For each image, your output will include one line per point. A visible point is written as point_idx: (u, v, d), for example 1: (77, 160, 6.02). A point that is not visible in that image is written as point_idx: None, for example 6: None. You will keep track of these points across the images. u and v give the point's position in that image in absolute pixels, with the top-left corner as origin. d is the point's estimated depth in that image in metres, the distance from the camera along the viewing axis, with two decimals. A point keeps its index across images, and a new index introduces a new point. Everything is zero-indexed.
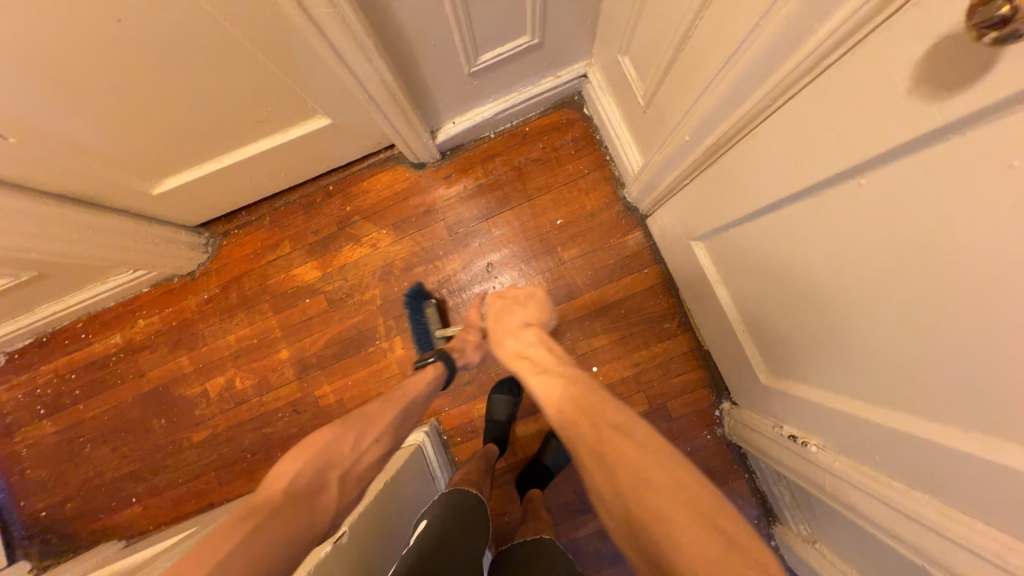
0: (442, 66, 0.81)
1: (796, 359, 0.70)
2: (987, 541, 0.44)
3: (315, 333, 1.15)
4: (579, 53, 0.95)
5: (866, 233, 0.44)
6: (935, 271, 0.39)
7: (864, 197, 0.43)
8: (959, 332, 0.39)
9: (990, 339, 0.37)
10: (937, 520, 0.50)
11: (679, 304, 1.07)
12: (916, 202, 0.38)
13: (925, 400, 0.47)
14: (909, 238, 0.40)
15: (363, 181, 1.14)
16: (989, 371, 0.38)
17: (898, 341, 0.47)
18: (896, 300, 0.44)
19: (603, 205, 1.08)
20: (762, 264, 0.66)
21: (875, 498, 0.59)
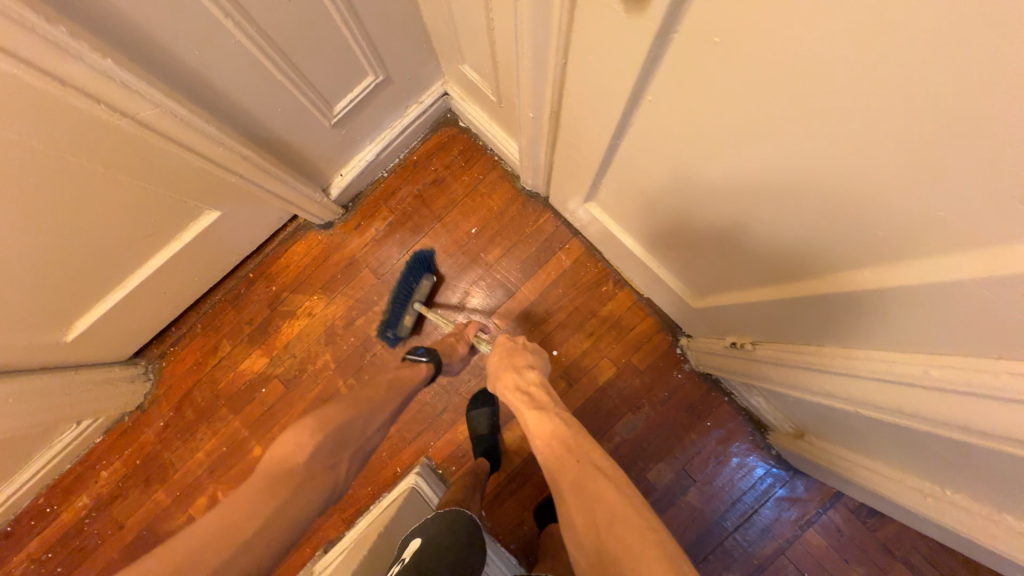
0: (302, 126, 0.85)
1: (704, 271, 0.74)
2: (896, 364, 0.49)
3: (282, 419, 1.13)
4: (429, 76, 1.00)
5: (678, 137, 0.50)
6: (730, 145, 0.45)
7: (659, 107, 0.49)
8: (773, 187, 0.45)
9: (802, 173, 0.41)
10: (856, 366, 0.54)
11: (609, 265, 1.11)
12: (688, 95, 0.44)
13: (795, 258, 0.52)
14: (702, 127, 0.46)
15: (279, 259, 1.15)
16: (807, 208, 0.43)
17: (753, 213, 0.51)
18: (728, 180, 0.49)
19: (507, 201, 1.13)
20: (639, 195, 0.70)
21: (811, 370, 0.63)
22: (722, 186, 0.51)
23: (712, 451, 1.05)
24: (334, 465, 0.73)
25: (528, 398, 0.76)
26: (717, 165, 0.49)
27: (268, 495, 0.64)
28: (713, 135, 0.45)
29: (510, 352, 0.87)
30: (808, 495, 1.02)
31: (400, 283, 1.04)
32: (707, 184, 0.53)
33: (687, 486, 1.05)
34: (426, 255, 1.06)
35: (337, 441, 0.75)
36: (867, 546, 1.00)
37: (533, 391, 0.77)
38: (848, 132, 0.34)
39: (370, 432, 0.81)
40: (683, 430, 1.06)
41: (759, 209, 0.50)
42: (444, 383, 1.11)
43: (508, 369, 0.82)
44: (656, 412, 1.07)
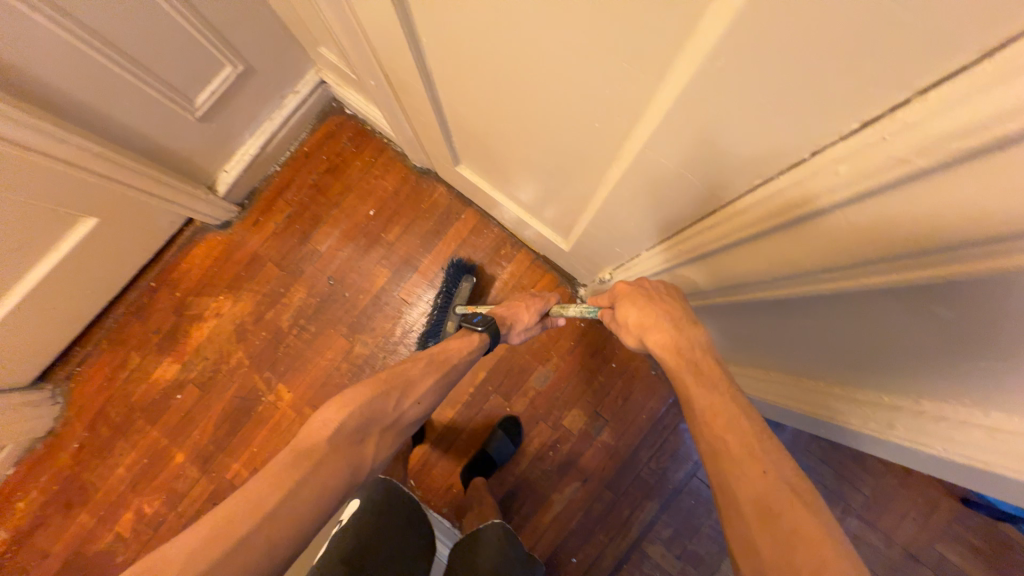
0: (163, 122, 0.86)
1: (556, 210, 0.80)
2: (673, 248, 0.59)
3: (201, 421, 1.13)
4: (298, 64, 1.02)
5: (464, 74, 0.57)
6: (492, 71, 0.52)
7: (437, 48, 0.55)
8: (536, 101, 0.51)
9: (537, 77, 0.47)
10: (660, 263, 0.64)
11: (505, 229, 1.16)
12: (445, 29, 0.50)
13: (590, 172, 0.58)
14: (470, 59, 0.53)
15: (180, 264, 1.15)
16: (563, 114, 0.50)
17: (544, 127, 0.56)
18: (515, 108, 0.56)
19: (401, 180, 1.17)
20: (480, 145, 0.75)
21: (645, 281, 0.72)
22: (513, 109, 0.57)
23: (619, 390, 1.12)
24: (362, 441, 0.63)
25: (701, 378, 0.52)
26: (501, 88, 0.54)
27: (286, 471, 0.55)
28: (476, 56, 0.51)
29: (635, 295, 0.62)
30: None
31: (442, 295, 1.08)
32: (506, 111, 0.59)
33: (602, 426, 1.11)
34: (460, 261, 1.10)
35: (373, 417, 0.66)
36: None
37: (698, 364, 0.53)
38: (536, 28, 0.41)
39: (406, 407, 0.71)
40: (592, 375, 1.12)
41: (545, 128, 0.56)
42: (361, 363, 1.14)
43: (636, 300, 0.60)
44: (566, 361, 1.12)
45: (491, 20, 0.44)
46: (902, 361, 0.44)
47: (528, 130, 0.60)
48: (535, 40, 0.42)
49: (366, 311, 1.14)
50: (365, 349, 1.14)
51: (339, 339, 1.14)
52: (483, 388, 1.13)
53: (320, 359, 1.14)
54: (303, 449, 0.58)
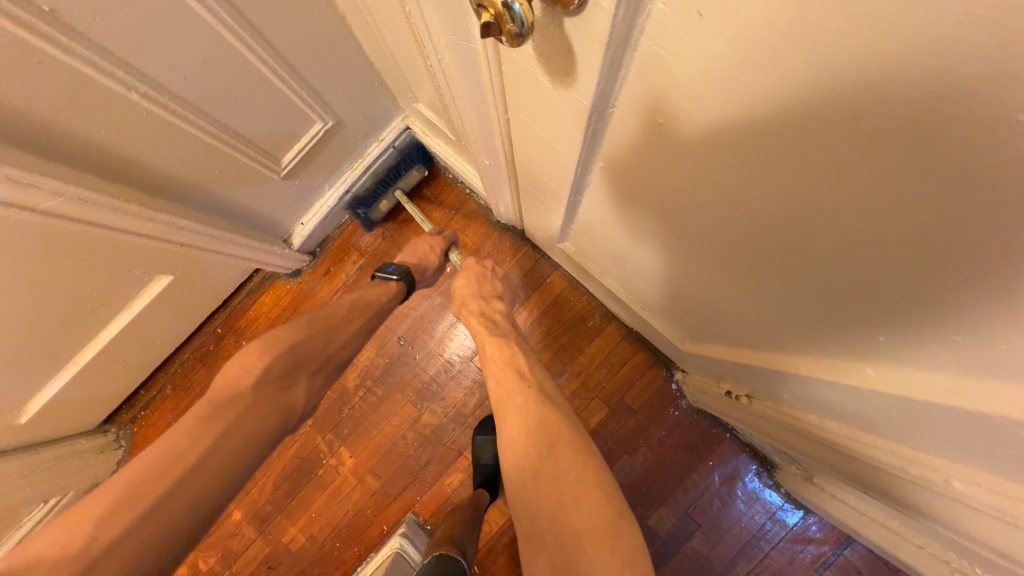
0: (247, 183, 0.78)
1: (691, 319, 0.67)
2: (901, 459, 0.43)
3: (260, 480, 1.08)
4: (387, 112, 0.93)
5: (647, 206, 0.46)
6: (701, 222, 0.41)
7: (617, 173, 0.44)
8: (761, 270, 0.40)
9: (783, 258, 0.36)
10: (857, 448, 0.49)
11: (594, 298, 1.03)
12: (643, 168, 0.40)
13: (797, 335, 0.46)
14: (668, 200, 0.42)
15: (247, 312, 1.10)
16: (801, 294, 0.38)
17: (746, 279, 0.44)
18: (714, 257, 0.45)
19: (482, 236, 1.06)
20: (611, 240, 0.63)
21: (809, 439, 0.58)
22: (706, 252, 0.45)
23: (715, 492, 0.98)
24: (290, 386, 0.62)
25: (490, 325, 0.81)
26: (703, 235, 0.43)
27: (217, 423, 0.52)
28: (686, 201, 0.39)
29: (477, 281, 0.89)
30: (822, 535, 0.95)
31: (389, 165, 1.03)
32: (691, 247, 0.47)
33: (692, 531, 0.98)
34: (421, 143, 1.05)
35: (297, 356, 0.64)
36: None
37: (497, 319, 0.81)
38: (825, 228, 0.29)
39: (333, 349, 0.70)
40: (683, 471, 0.99)
41: (747, 281, 0.44)
42: (428, 432, 1.05)
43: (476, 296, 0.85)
44: (654, 452, 1.00)
45: (737, 191, 0.33)
46: None
47: (714, 271, 0.47)
48: (811, 235, 0.31)
49: (436, 375, 1.06)
50: (433, 419, 1.05)
51: (406, 405, 1.06)
52: None
53: (385, 425, 1.06)
54: (224, 400, 0.55)
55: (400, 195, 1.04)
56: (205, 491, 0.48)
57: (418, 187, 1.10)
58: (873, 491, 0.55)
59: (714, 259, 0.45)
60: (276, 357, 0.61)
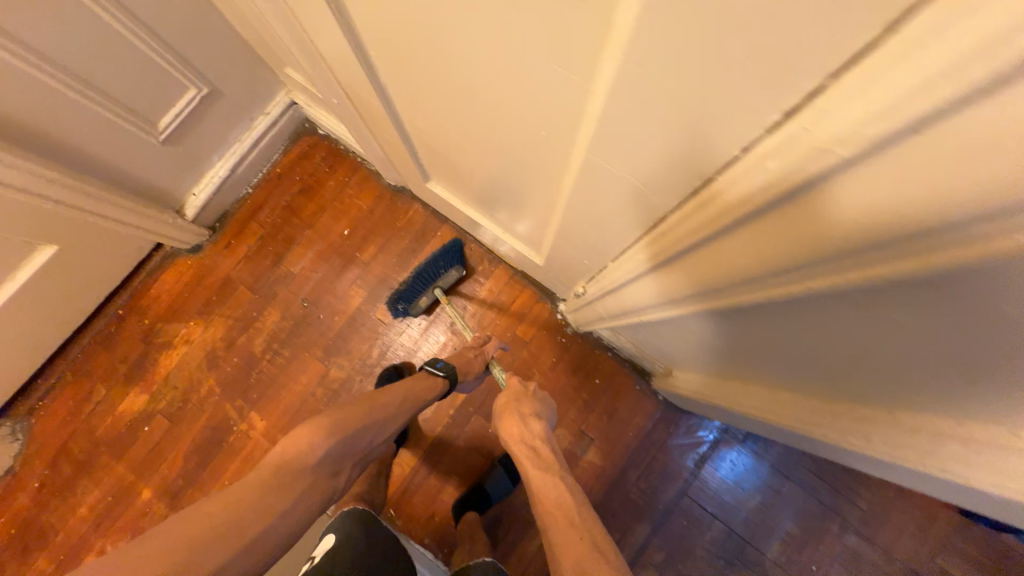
0: (124, 145, 0.84)
1: (524, 221, 0.78)
2: (634, 262, 0.56)
3: (169, 454, 1.08)
4: (267, 86, 1.01)
5: (416, 88, 0.57)
6: (438, 80, 0.52)
7: (383, 58, 0.55)
8: (488, 112, 0.51)
9: (488, 90, 0.46)
10: (622, 276, 0.62)
11: (481, 245, 1.14)
12: (384, 40, 0.51)
13: (549, 180, 0.57)
14: (414, 69, 0.53)
15: (149, 290, 1.12)
16: (514, 123, 0.50)
17: (500, 135, 0.55)
18: (471, 120, 0.56)
19: (375, 199, 1.15)
20: (441, 153, 0.74)
21: (608, 294, 0.71)
22: (470, 119, 0.55)
23: (604, 407, 1.08)
24: (337, 472, 0.67)
25: (532, 455, 0.75)
26: (452, 98, 0.54)
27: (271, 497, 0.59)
28: (427, 65, 0.50)
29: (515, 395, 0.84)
30: (699, 433, 1.07)
31: (430, 265, 1.04)
32: (463, 121, 0.57)
33: (587, 446, 1.07)
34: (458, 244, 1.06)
35: (346, 452, 0.68)
36: (758, 468, 1.05)
37: (538, 446, 0.76)
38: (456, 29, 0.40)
39: (376, 440, 0.74)
40: (574, 392, 1.08)
41: (500, 137, 0.55)
42: (336, 387, 1.10)
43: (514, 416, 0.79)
44: (547, 378, 1.09)
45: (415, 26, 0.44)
46: (879, 385, 0.42)
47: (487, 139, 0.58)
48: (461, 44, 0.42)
49: (341, 332, 1.11)
50: (341, 373, 1.10)
51: (314, 363, 1.11)
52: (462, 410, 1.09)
53: (294, 385, 1.10)
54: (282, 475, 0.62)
55: (439, 294, 1.06)
56: (258, 548, 0.56)
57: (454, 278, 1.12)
58: (659, 323, 0.68)
59: (472, 121, 0.56)
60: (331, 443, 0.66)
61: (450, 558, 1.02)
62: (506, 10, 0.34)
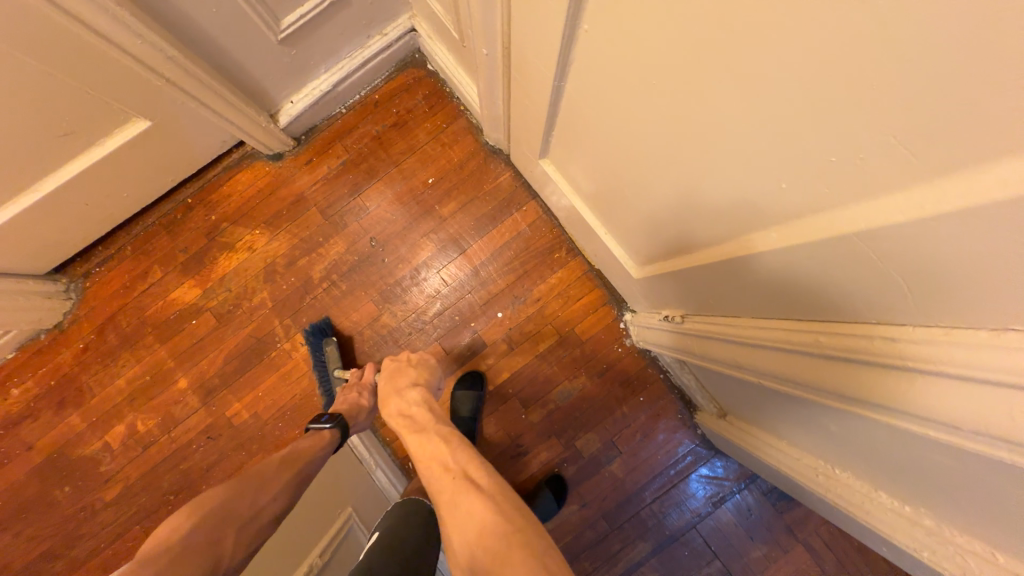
0: (245, 37, 0.78)
1: (643, 235, 0.73)
2: (766, 329, 0.53)
3: (211, 353, 1.09)
4: (395, 6, 0.93)
5: (602, 82, 0.50)
6: (639, 90, 0.45)
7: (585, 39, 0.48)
8: (683, 145, 0.45)
9: (697, 124, 0.41)
10: (741, 332, 0.58)
11: (563, 232, 1.08)
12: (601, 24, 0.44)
13: (707, 230, 0.52)
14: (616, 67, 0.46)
15: (222, 186, 1.09)
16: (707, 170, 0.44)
17: (675, 168, 0.49)
18: (649, 142, 0.50)
19: (468, 154, 1.09)
20: (582, 141, 0.68)
21: (710, 337, 0.67)
22: (641, 140, 0.52)
23: (640, 425, 1.07)
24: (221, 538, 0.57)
25: (410, 420, 0.77)
26: (643, 112, 0.47)
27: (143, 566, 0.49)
28: (624, 78, 0.46)
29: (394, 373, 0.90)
30: (725, 475, 1.07)
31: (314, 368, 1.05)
32: (629, 138, 0.54)
33: (613, 456, 1.07)
34: (321, 322, 1.06)
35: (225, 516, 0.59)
36: (773, 525, 1.05)
37: (413, 412, 0.78)
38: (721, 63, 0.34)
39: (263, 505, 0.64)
40: (615, 402, 1.07)
41: (674, 170, 0.50)
42: (383, 333, 1.09)
43: (390, 394, 0.84)
44: (593, 382, 1.08)
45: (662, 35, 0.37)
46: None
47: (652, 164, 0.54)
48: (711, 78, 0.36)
49: (402, 281, 1.09)
50: (392, 321, 1.09)
51: (368, 304, 1.09)
52: (501, 389, 1.08)
53: (344, 320, 1.09)
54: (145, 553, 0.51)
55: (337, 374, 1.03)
56: None
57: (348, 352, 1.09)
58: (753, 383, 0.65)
59: (649, 143, 0.50)
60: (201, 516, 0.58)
61: None
62: (829, 76, 0.28)
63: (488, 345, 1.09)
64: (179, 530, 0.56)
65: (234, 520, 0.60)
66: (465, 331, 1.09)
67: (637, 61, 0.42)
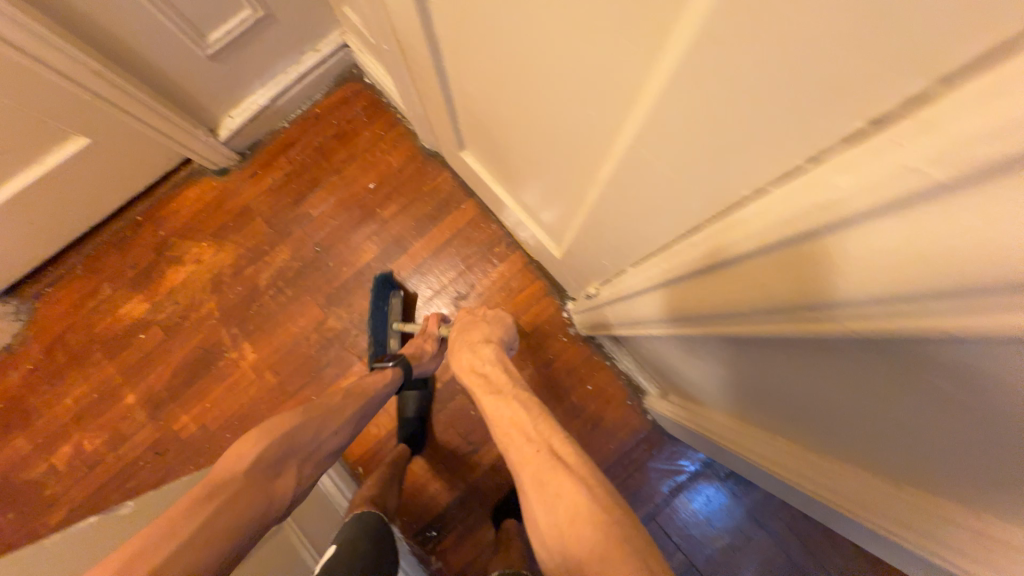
0: (171, 53, 0.84)
1: (552, 211, 0.75)
2: (654, 270, 0.50)
3: (159, 366, 1.09)
4: (323, 23, 0.99)
5: (470, 52, 0.54)
6: (493, 50, 0.49)
7: (441, 14, 0.52)
8: (535, 93, 0.48)
9: (536, 68, 0.44)
10: (639, 284, 0.55)
11: (502, 227, 1.11)
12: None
13: (583, 179, 0.54)
14: (471, 33, 0.50)
15: (171, 203, 1.12)
16: (559, 110, 0.47)
17: (542, 121, 0.52)
18: (518, 99, 0.53)
19: (407, 158, 1.13)
20: (480, 122, 0.71)
21: (622, 303, 0.65)
22: (509, 102, 0.54)
23: (589, 414, 1.06)
24: (279, 474, 0.61)
25: (482, 376, 0.75)
26: (503, 72, 0.51)
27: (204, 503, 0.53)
28: (478, 38, 0.49)
29: (468, 326, 0.88)
30: (680, 461, 1.04)
31: (374, 314, 1.01)
32: (505, 102, 0.57)
33: None
34: (388, 275, 1.04)
35: (292, 448, 0.64)
36: (733, 512, 1.02)
37: (487, 369, 0.75)
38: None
39: (326, 436, 0.70)
40: (563, 393, 1.06)
41: (543, 122, 0.52)
42: (330, 336, 1.10)
43: (464, 348, 0.81)
44: (540, 373, 1.07)
45: None
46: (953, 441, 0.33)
47: (529, 122, 0.57)
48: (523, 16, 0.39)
49: (346, 284, 1.11)
50: (338, 324, 1.10)
51: (313, 308, 1.10)
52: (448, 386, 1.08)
53: (291, 326, 1.10)
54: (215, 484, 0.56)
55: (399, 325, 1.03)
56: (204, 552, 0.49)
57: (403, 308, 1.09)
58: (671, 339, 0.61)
59: (518, 100, 0.53)
60: (271, 443, 0.62)
61: (405, 528, 1.04)
62: None
63: None
64: (248, 457, 0.60)
65: (299, 452, 0.65)
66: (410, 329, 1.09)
67: (478, 16, 0.46)
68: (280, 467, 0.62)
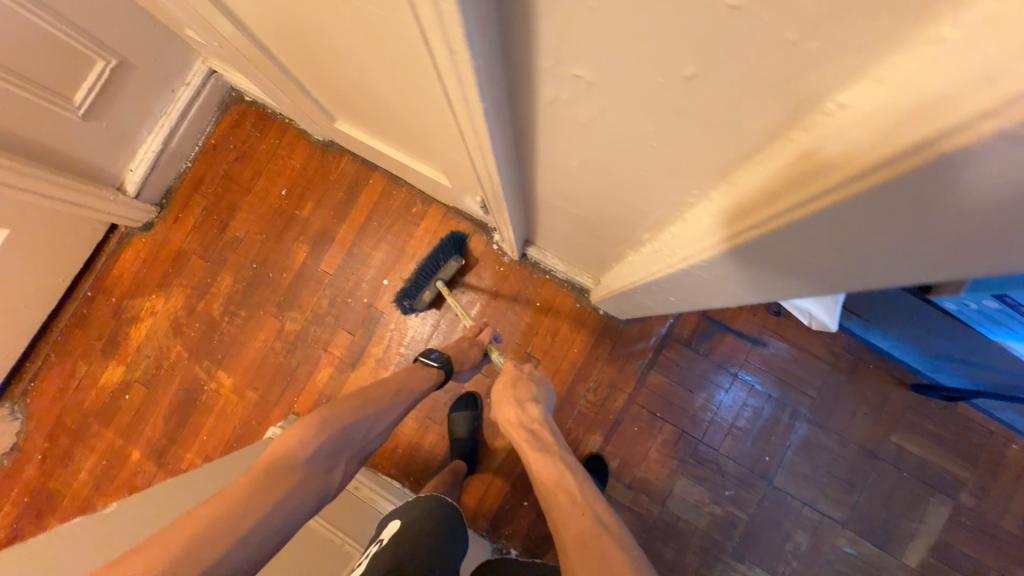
0: (47, 122, 0.89)
1: (416, 139, 0.80)
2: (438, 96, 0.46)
3: (151, 417, 1.16)
4: (180, 55, 1.04)
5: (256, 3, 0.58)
6: None
7: None
8: (304, 14, 0.52)
9: None
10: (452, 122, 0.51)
11: (413, 187, 1.16)
12: None
13: (388, 82, 0.58)
14: None
15: (112, 269, 1.19)
16: (320, 19, 0.51)
17: (328, 41, 0.56)
18: (306, 32, 0.57)
19: (307, 156, 1.18)
20: (321, 79, 0.76)
21: (474, 165, 0.61)
22: (305, 36, 0.59)
23: (546, 328, 1.10)
24: (331, 468, 0.66)
25: (531, 437, 0.73)
26: (281, 8, 0.55)
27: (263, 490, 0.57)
28: None
29: (513, 380, 0.82)
30: (644, 343, 1.07)
31: (430, 261, 1.08)
32: (306, 42, 0.61)
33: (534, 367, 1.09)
34: (457, 237, 1.10)
35: (343, 443, 0.68)
36: (704, 370, 1.05)
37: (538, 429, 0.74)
38: None
39: (371, 435, 0.74)
40: (516, 317, 1.11)
41: (332, 44, 0.57)
42: (293, 339, 1.15)
43: (510, 403, 0.77)
44: (489, 307, 1.12)
45: None
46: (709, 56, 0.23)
47: (331, 53, 0.60)
48: None
49: (291, 287, 1.16)
50: (295, 326, 1.16)
51: (269, 320, 1.16)
52: (413, 348, 1.13)
53: (254, 342, 1.16)
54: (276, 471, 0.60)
55: (441, 285, 1.07)
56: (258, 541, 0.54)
57: (457, 272, 1.13)
58: (519, 176, 0.56)
59: (307, 33, 0.57)
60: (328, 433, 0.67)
61: (417, 484, 1.09)
62: None
63: (386, 313, 1.14)
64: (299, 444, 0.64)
65: (348, 446, 0.69)
66: (361, 308, 1.15)
67: None
68: (331, 462, 0.66)
